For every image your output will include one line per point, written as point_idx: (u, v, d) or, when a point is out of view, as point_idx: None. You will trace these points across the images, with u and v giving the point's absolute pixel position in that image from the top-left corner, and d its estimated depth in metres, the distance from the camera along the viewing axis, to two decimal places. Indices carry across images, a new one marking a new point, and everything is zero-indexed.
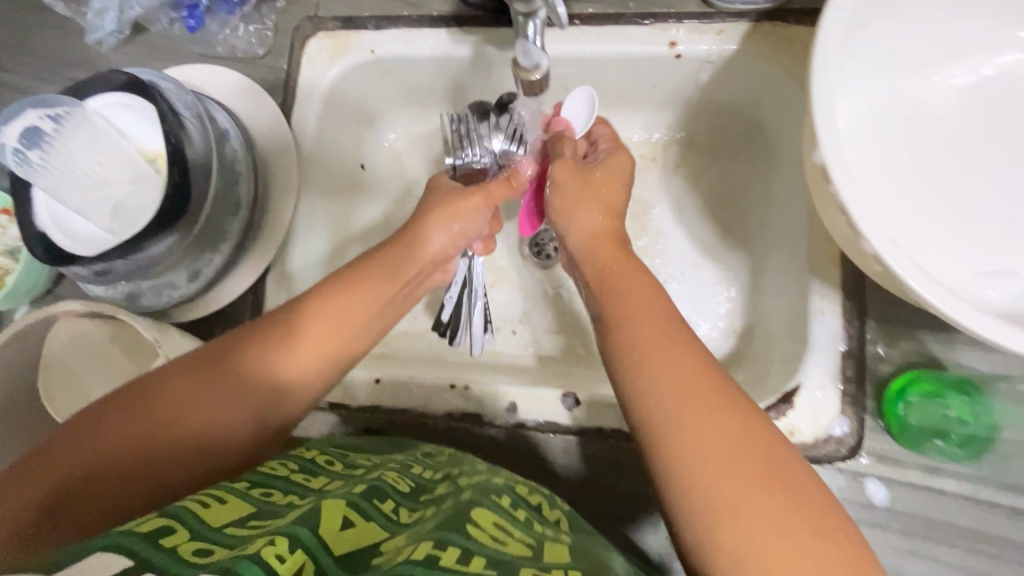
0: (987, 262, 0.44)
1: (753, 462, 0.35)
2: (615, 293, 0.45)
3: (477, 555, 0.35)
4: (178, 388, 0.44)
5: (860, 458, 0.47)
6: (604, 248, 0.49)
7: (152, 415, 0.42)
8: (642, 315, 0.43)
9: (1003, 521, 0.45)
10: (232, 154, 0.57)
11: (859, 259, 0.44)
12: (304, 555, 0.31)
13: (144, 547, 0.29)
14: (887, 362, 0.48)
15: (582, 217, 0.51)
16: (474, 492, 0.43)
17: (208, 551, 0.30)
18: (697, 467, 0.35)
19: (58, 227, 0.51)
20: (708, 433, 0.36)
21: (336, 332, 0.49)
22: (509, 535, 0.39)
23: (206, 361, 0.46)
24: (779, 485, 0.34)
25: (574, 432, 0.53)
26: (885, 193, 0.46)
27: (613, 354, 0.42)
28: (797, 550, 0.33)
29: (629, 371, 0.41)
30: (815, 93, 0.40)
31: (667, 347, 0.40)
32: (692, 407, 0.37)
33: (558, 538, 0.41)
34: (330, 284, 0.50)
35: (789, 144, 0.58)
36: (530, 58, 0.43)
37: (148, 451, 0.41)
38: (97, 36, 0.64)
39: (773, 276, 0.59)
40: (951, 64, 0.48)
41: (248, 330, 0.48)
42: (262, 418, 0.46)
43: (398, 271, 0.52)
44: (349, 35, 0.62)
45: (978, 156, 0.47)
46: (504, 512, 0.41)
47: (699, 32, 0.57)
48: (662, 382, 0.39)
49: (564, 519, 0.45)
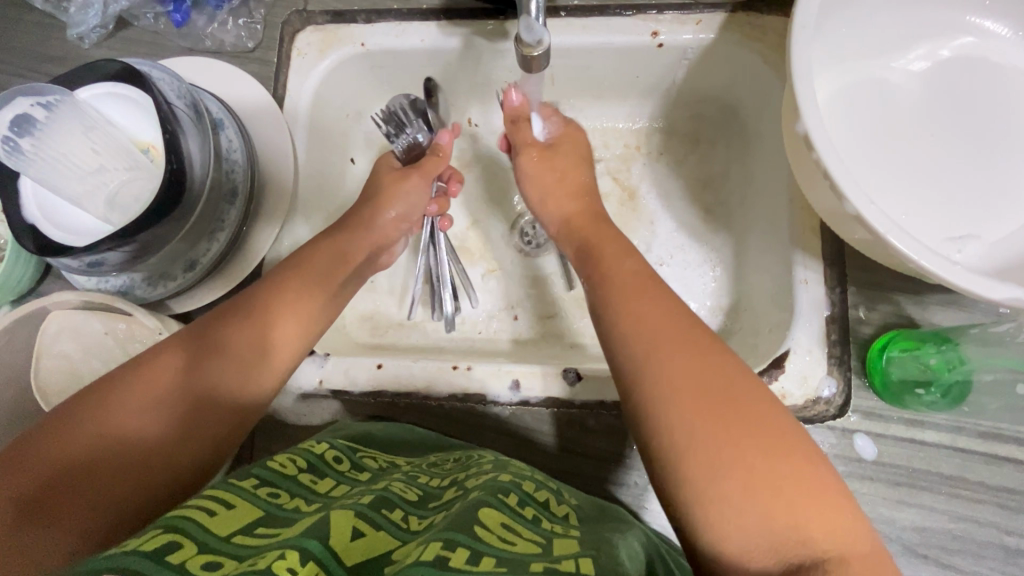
0: (952, 228, 0.47)
1: (731, 406, 0.36)
2: (603, 258, 0.48)
3: (487, 555, 0.32)
4: (134, 397, 0.41)
5: (848, 416, 0.49)
6: (581, 225, 0.53)
7: (131, 404, 0.40)
8: (645, 284, 0.44)
9: (980, 466, 0.48)
10: (228, 144, 0.56)
11: (840, 229, 0.48)
12: (316, 566, 0.30)
13: (151, 567, 0.27)
14: (868, 325, 0.51)
15: (555, 201, 0.57)
16: (482, 492, 0.39)
17: (218, 563, 0.29)
18: (684, 414, 0.36)
19: (46, 216, 0.50)
20: (690, 383, 0.37)
21: (315, 305, 0.50)
22: (519, 535, 0.36)
23: (160, 365, 0.42)
24: (756, 428, 0.36)
25: (578, 406, 0.55)
26: (857, 167, 0.50)
27: (603, 323, 0.44)
28: (789, 499, 0.33)
29: (621, 333, 0.42)
30: (794, 72, 0.43)
31: (649, 311, 0.42)
32: (677, 364, 0.38)
33: (567, 533, 0.39)
34: (291, 274, 0.50)
35: (767, 124, 0.62)
36: (535, 33, 0.43)
37: (132, 441, 0.39)
38: (79, 32, 0.63)
39: (755, 253, 0.62)
40: (912, 49, 0.52)
41: (226, 314, 0.47)
42: (231, 422, 0.44)
43: (347, 249, 0.55)
44: (338, 29, 0.63)
45: (941, 130, 0.50)
46: (514, 512, 0.38)
47: (680, 22, 0.60)
48: (650, 339, 0.40)
49: (572, 514, 0.44)
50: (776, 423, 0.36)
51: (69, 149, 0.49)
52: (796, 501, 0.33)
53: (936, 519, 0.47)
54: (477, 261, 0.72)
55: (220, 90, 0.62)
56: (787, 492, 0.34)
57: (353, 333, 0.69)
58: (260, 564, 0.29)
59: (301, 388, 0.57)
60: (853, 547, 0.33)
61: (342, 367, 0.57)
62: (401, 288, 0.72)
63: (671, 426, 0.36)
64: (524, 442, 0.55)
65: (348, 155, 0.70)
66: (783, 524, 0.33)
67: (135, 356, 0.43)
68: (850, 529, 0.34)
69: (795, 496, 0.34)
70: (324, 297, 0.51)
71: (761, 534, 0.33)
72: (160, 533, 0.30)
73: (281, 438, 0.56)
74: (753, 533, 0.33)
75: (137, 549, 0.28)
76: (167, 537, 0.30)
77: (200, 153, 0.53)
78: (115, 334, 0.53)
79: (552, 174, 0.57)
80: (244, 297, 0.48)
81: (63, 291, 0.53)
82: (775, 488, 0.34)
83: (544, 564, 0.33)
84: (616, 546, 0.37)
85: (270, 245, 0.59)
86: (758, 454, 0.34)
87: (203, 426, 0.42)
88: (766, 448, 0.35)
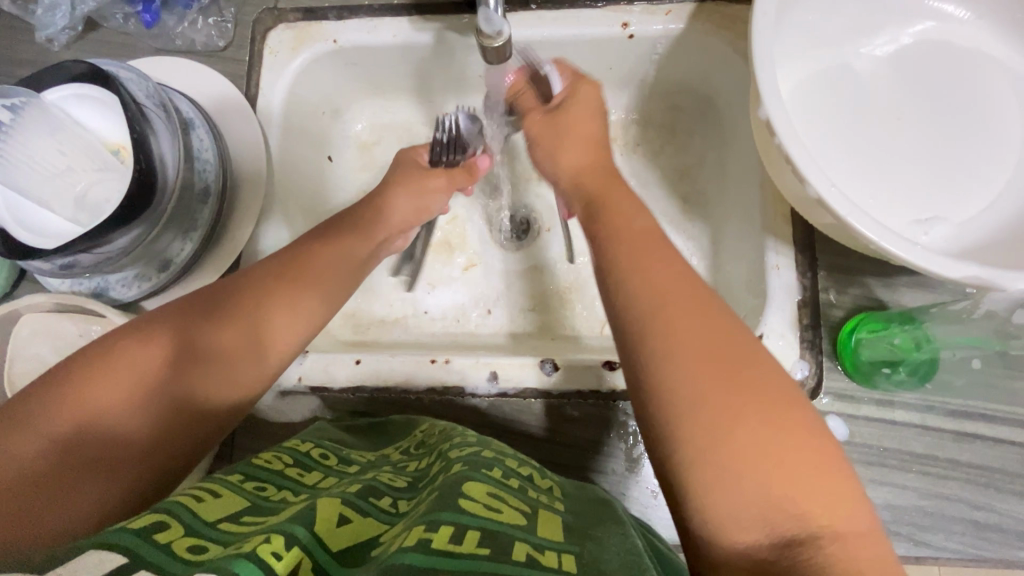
0: (920, 210, 0.48)
1: (734, 372, 0.35)
2: (602, 219, 0.46)
3: (471, 530, 0.32)
4: (117, 387, 0.40)
5: (821, 397, 0.50)
6: (599, 178, 0.51)
7: (123, 386, 0.40)
8: (630, 236, 0.43)
9: (950, 444, 0.49)
10: (199, 143, 0.56)
11: (807, 213, 0.49)
12: (301, 552, 0.29)
13: (137, 543, 0.27)
14: (838, 308, 0.52)
15: (566, 152, 0.53)
16: (467, 466, 0.40)
17: (203, 547, 0.29)
18: (686, 376, 0.35)
19: (14, 217, 0.50)
20: (697, 345, 0.36)
21: (320, 298, 0.49)
22: (504, 503, 0.37)
23: (146, 355, 0.41)
24: (757, 396, 0.34)
25: (557, 395, 0.55)
26: (826, 152, 0.50)
27: (609, 282, 0.41)
28: (784, 469, 0.32)
29: (626, 291, 0.40)
30: (756, 59, 0.44)
31: (667, 276, 0.40)
32: (679, 328, 0.37)
33: (552, 505, 0.40)
34: (283, 260, 0.49)
35: (739, 113, 0.62)
36: (494, 25, 0.44)
37: (122, 423, 0.39)
38: (47, 34, 0.63)
39: (730, 239, 0.63)
40: (876, 34, 0.53)
41: (224, 302, 0.46)
42: (214, 421, 0.44)
43: (369, 233, 0.55)
44: (310, 26, 0.63)
45: (908, 113, 0.51)
46: (499, 484, 0.39)
47: (650, 12, 0.60)
48: (663, 300, 0.38)
49: (555, 487, 0.45)
50: (775, 388, 0.35)
51: (36, 152, 0.50)
52: (794, 478, 0.32)
53: (908, 496, 0.48)
54: (459, 256, 0.72)
55: (192, 89, 0.62)
56: (787, 470, 0.32)
57: (334, 330, 0.69)
58: (246, 547, 0.28)
59: (281, 386, 0.57)
60: (851, 529, 0.32)
61: (321, 363, 0.57)
62: (383, 285, 0.72)
63: (673, 386, 0.35)
64: (505, 433, 0.56)
65: (325, 152, 0.70)
66: (778, 497, 0.32)
67: (127, 335, 0.42)
68: (848, 508, 0.32)
69: (792, 471, 0.32)
70: (332, 289, 0.50)
71: (753, 505, 0.32)
72: (147, 515, 0.30)
73: (261, 436, 0.56)
74: (748, 505, 0.32)
75: (122, 527, 0.28)
76: (154, 520, 0.30)
77: (171, 152, 0.53)
78: (89, 336, 0.52)
79: (556, 129, 0.53)
80: (244, 289, 0.47)
81: (36, 293, 0.54)
82: (768, 455, 0.33)
83: (527, 549, 0.33)
84: (598, 540, 0.36)
85: (247, 241, 0.59)
86: (759, 426, 0.33)
87: (190, 414, 0.42)
88: (765, 419, 0.34)
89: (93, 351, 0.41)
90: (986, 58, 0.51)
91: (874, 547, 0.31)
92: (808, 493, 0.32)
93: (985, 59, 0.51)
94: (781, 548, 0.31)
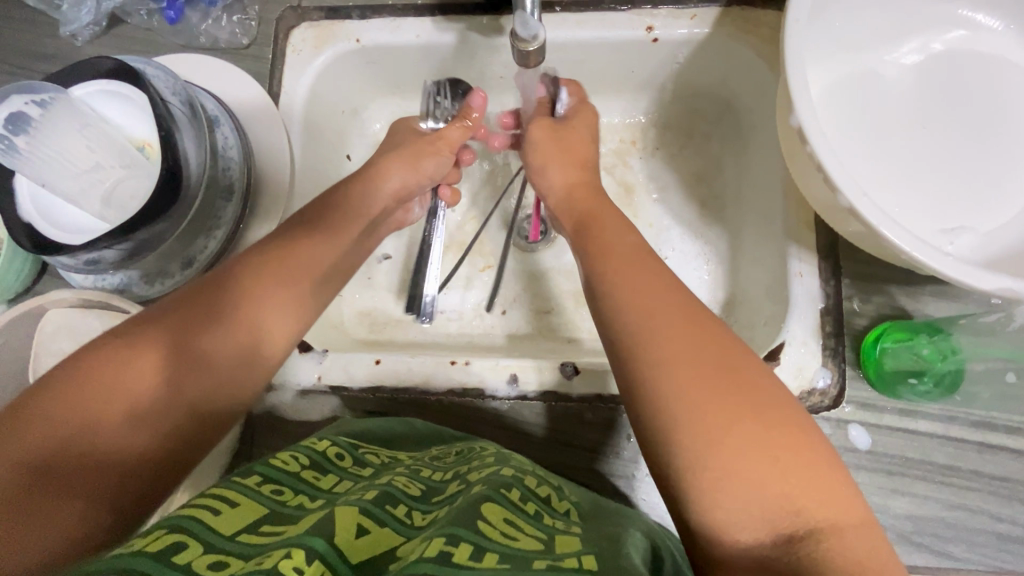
0: (947, 219, 0.48)
1: (724, 379, 0.35)
2: (593, 236, 0.47)
3: (488, 552, 0.32)
4: (117, 397, 0.38)
5: (843, 406, 0.50)
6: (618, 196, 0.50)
7: (129, 380, 0.39)
8: (635, 255, 0.44)
9: (973, 455, 0.49)
10: (224, 140, 0.56)
11: (836, 222, 0.49)
12: (321, 566, 0.30)
13: (157, 566, 0.27)
14: (862, 317, 0.52)
15: (555, 170, 0.54)
16: (485, 486, 0.40)
17: (222, 564, 0.29)
18: (679, 387, 0.35)
19: (44, 216, 0.51)
20: (688, 356, 0.36)
21: (317, 282, 0.49)
22: (520, 531, 0.36)
23: (143, 356, 0.40)
24: (756, 409, 0.34)
25: (576, 399, 0.55)
26: (854, 160, 0.50)
27: (598, 293, 0.42)
28: (782, 468, 0.33)
29: (616, 311, 0.40)
30: (787, 65, 0.43)
31: (667, 293, 0.40)
32: (677, 336, 0.37)
33: (569, 529, 0.40)
34: (274, 253, 0.47)
35: (763, 119, 0.62)
36: (530, 28, 0.43)
37: (132, 418, 0.38)
38: (72, 29, 0.63)
39: (750, 246, 0.62)
40: (902, 43, 0.52)
41: (225, 287, 0.45)
42: (223, 425, 0.43)
43: (365, 208, 0.55)
44: (332, 25, 0.63)
45: (933, 119, 0.51)
46: (515, 507, 0.39)
47: (674, 16, 0.60)
48: (644, 313, 0.39)
49: (573, 510, 0.44)
50: (768, 391, 0.35)
51: (64, 148, 0.49)
52: (792, 476, 0.33)
53: (929, 506, 0.48)
54: (476, 257, 0.72)
55: (216, 87, 0.62)
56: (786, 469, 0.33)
57: (350, 329, 0.69)
58: (265, 565, 0.28)
59: (300, 384, 0.57)
60: (847, 522, 0.32)
61: (340, 363, 0.57)
62: (399, 286, 0.72)
63: (672, 401, 0.35)
64: (522, 436, 0.56)
65: (343, 152, 0.70)
66: (779, 497, 0.32)
67: (131, 326, 0.41)
68: (847, 522, 0.32)
69: (792, 471, 0.33)
70: (333, 272, 0.51)
71: (757, 518, 0.32)
72: (167, 532, 0.30)
73: (279, 434, 0.57)
74: (750, 509, 0.32)
75: (141, 549, 0.28)
76: (172, 538, 0.30)
77: (196, 152, 0.53)
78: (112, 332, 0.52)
79: None
80: (242, 283, 0.45)
81: (61, 289, 0.54)
82: (768, 458, 0.33)
83: (546, 561, 0.33)
84: (620, 548, 0.36)
85: None
86: (757, 428, 0.34)
87: (201, 406, 0.41)
88: (756, 422, 0.34)
89: (94, 347, 0.40)
90: (1014, 68, 0.51)
91: (871, 545, 0.32)
92: (806, 490, 0.33)
93: (1010, 67, 0.51)
94: (786, 550, 0.32)
